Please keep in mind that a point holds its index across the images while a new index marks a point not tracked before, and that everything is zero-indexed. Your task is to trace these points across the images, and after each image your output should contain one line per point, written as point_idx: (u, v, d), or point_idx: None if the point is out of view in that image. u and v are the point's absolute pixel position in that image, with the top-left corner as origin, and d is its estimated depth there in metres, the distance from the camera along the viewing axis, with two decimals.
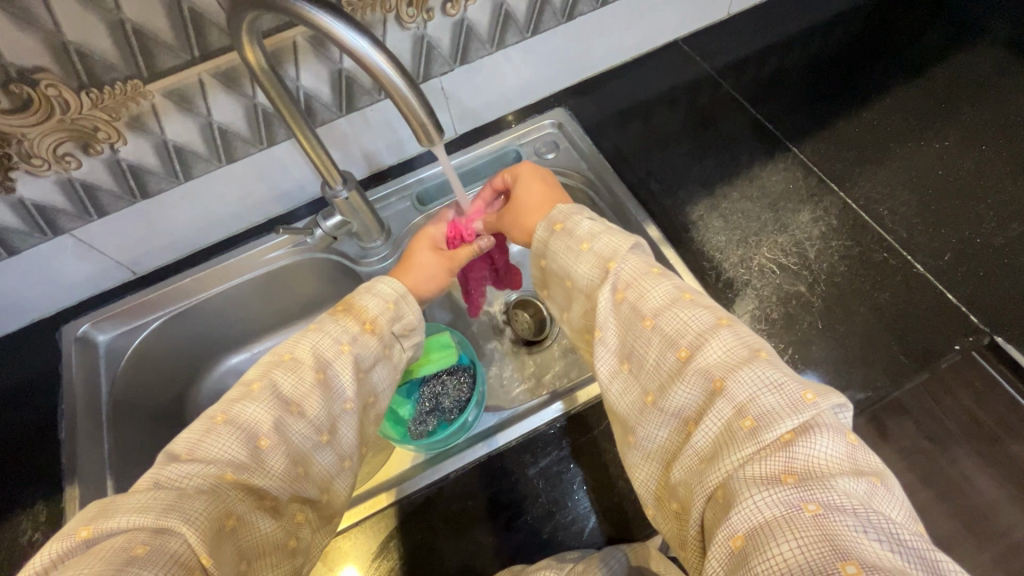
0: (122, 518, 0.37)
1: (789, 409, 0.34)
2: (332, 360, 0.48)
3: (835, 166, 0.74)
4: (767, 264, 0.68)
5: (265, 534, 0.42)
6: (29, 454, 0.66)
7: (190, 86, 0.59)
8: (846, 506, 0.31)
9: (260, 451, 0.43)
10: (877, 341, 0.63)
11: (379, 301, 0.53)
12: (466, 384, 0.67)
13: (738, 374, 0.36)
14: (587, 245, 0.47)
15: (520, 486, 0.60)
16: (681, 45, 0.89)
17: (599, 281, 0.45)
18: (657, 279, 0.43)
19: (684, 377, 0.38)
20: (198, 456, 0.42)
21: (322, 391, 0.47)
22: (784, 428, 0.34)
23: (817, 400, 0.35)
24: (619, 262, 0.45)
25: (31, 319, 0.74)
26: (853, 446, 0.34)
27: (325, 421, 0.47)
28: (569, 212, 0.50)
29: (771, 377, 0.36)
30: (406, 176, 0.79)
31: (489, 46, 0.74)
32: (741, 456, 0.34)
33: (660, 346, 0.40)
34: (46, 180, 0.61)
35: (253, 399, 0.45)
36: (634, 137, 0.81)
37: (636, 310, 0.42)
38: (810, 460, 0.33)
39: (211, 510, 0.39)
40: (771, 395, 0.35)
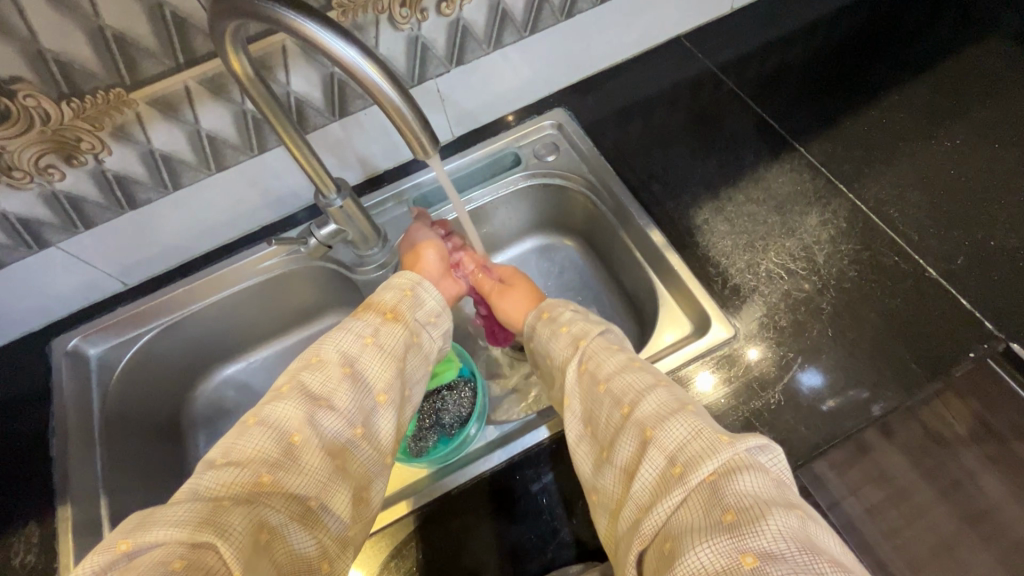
0: (159, 531, 0.36)
1: (710, 452, 0.38)
2: (358, 354, 0.50)
3: (843, 166, 0.72)
4: (775, 269, 0.66)
5: (300, 552, 0.40)
6: (19, 472, 0.64)
7: (176, 93, 0.57)
8: (774, 547, 0.33)
9: (292, 448, 0.43)
10: (889, 348, 0.60)
11: (395, 292, 0.56)
12: (467, 399, 0.67)
13: (666, 424, 0.41)
14: (565, 328, 0.53)
15: (521, 503, 0.58)
16: (682, 41, 0.87)
17: (569, 356, 0.51)
18: (614, 351, 0.49)
19: (626, 431, 0.43)
20: (234, 459, 0.42)
21: (351, 383, 0.48)
22: (708, 470, 0.38)
23: (734, 441, 0.39)
24: (588, 341, 0.51)
25: (20, 332, 0.72)
26: (777, 486, 0.37)
27: (358, 414, 0.47)
28: (556, 303, 0.57)
29: (694, 425, 0.40)
30: (402, 181, 0.77)
31: (486, 45, 0.71)
32: (673, 502, 0.37)
33: (609, 405, 0.45)
34: (29, 193, 0.59)
35: (284, 399, 0.46)
36: (636, 138, 0.79)
37: (593, 377, 0.48)
38: (737, 502, 0.36)
39: (246, 522, 0.38)
40: (694, 441, 0.39)
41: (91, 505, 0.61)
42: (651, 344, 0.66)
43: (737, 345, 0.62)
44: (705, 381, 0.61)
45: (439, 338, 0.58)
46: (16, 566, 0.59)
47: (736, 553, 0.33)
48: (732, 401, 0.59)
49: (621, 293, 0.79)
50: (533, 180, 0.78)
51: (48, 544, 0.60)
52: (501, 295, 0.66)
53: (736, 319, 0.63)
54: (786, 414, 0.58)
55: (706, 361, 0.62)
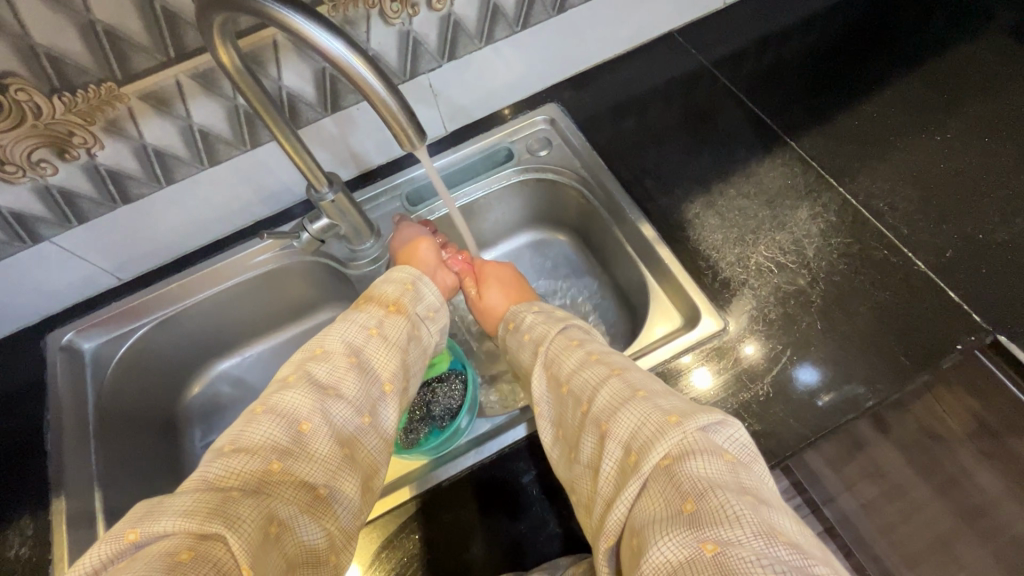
0: (168, 521, 0.36)
1: (660, 437, 0.39)
2: (363, 345, 0.51)
3: (834, 160, 0.73)
4: (765, 263, 0.66)
5: (312, 543, 0.41)
6: (14, 466, 0.65)
7: (168, 88, 0.57)
8: (726, 529, 0.34)
9: (302, 436, 0.44)
10: (877, 340, 0.61)
11: (397, 285, 0.58)
12: (458, 390, 0.67)
13: (619, 415, 0.42)
14: (528, 336, 0.56)
15: (513, 495, 0.58)
16: (676, 36, 0.87)
17: (534, 362, 0.53)
18: (573, 348, 0.51)
19: (587, 428, 0.45)
20: (243, 446, 0.42)
21: (358, 373, 0.49)
22: (660, 455, 0.39)
23: (682, 421, 0.40)
24: (547, 343, 0.53)
25: (15, 327, 0.73)
26: (728, 465, 0.38)
27: (365, 402, 0.49)
28: (517, 311, 0.59)
29: (645, 412, 0.41)
30: (396, 176, 0.77)
31: (478, 40, 0.71)
32: (632, 493, 0.39)
33: (571, 405, 0.47)
34: (22, 188, 0.59)
35: (293, 389, 0.46)
36: (629, 133, 0.79)
37: (556, 378, 0.50)
38: (688, 485, 0.36)
39: (255, 515, 0.38)
40: (646, 429, 0.40)
41: (86, 498, 0.61)
42: (643, 337, 0.66)
43: (727, 337, 0.63)
44: (701, 377, 0.61)
45: (438, 331, 0.59)
46: (10, 559, 0.59)
47: (696, 542, 0.34)
48: (722, 392, 0.60)
49: (614, 288, 0.79)
50: (526, 175, 0.78)
51: (42, 537, 0.60)
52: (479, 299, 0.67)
53: (727, 313, 0.64)
54: (775, 406, 0.59)
55: (697, 353, 0.62)
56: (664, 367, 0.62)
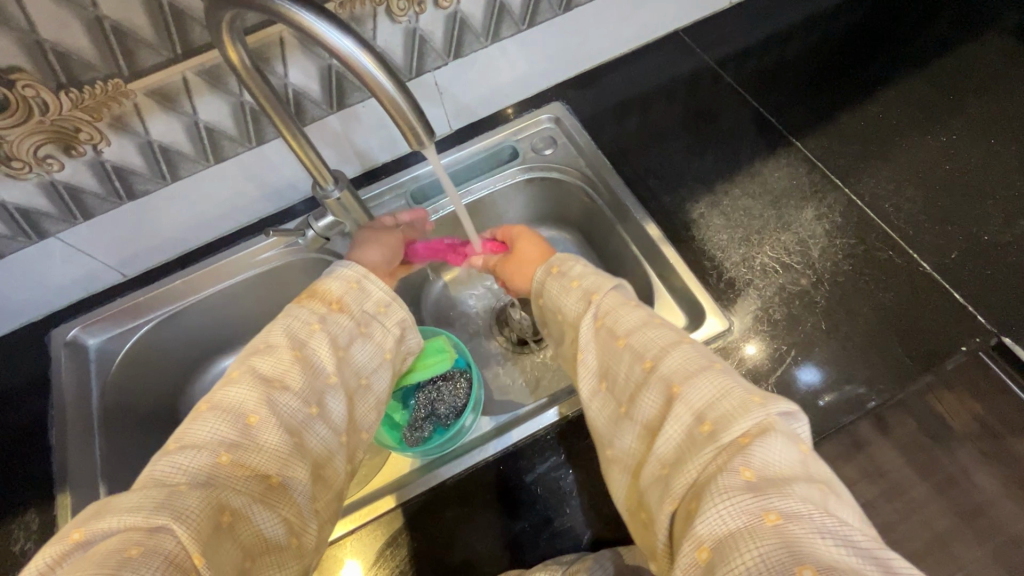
0: (115, 518, 0.36)
1: (743, 411, 0.37)
2: (308, 338, 0.50)
3: (839, 161, 0.73)
4: (770, 263, 0.66)
5: (265, 530, 0.42)
6: (19, 461, 0.65)
7: (174, 85, 0.57)
8: (801, 511, 0.33)
9: (249, 429, 0.44)
10: (882, 341, 0.61)
11: (341, 282, 0.55)
12: (463, 389, 0.65)
13: (694, 380, 0.40)
14: (578, 283, 0.51)
15: (518, 493, 0.58)
16: (681, 35, 0.87)
17: (583, 311, 0.49)
18: (632, 308, 0.47)
19: (649, 387, 0.42)
20: (188, 444, 0.42)
21: (302, 366, 0.48)
22: (740, 430, 0.37)
23: (767, 402, 0.38)
24: (601, 295, 0.49)
25: (20, 322, 0.73)
26: (805, 452, 0.36)
27: (311, 393, 0.47)
28: (564, 258, 0.54)
29: (725, 384, 0.39)
30: (400, 174, 0.78)
31: (484, 39, 0.71)
32: (701, 459, 0.37)
33: (629, 361, 0.44)
34: (28, 183, 0.59)
35: (235, 384, 0.46)
36: (633, 132, 0.79)
37: (611, 332, 0.46)
38: (764, 461, 0.35)
39: (205, 506, 0.39)
40: (724, 400, 0.38)
41: (91, 494, 0.62)
42: None
43: (731, 338, 0.63)
44: None
45: (395, 325, 0.56)
46: (16, 554, 0.60)
47: (759, 510, 0.33)
48: None
49: None
50: (531, 174, 0.78)
51: (47, 531, 0.60)
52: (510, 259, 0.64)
53: (732, 314, 0.64)
54: None
55: None
56: None
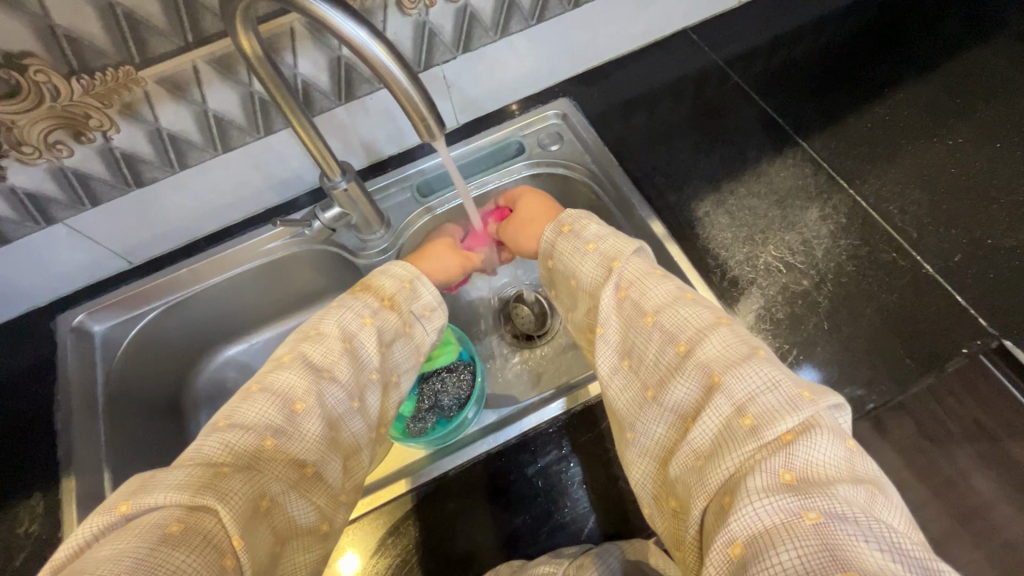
0: (159, 494, 0.37)
1: (790, 408, 0.38)
2: (356, 332, 0.51)
3: (845, 162, 0.73)
4: (773, 263, 0.67)
5: (298, 519, 0.42)
6: (25, 444, 0.65)
7: (184, 73, 0.57)
8: (846, 514, 0.33)
9: (296, 415, 0.44)
10: (883, 341, 0.61)
11: (395, 280, 0.56)
12: (466, 381, 0.66)
13: (737, 369, 0.41)
14: (593, 247, 0.54)
15: (517, 486, 0.59)
16: (689, 33, 0.87)
17: (603, 279, 0.52)
18: (659, 279, 0.49)
19: (684, 372, 0.43)
20: (237, 422, 0.43)
21: (349, 358, 0.49)
22: (784, 427, 0.37)
23: (816, 399, 0.38)
24: (622, 262, 0.51)
25: (27, 307, 0.73)
26: (850, 452, 0.37)
27: (356, 387, 0.49)
28: (577, 216, 0.58)
29: (770, 376, 0.40)
30: (407, 167, 0.78)
31: (492, 33, 0.71)
32: (741, 451, 0.37)
33: (661, 342, 0.45)
34: (37, 169, 0.59)
35: (287, 368, 0.47)
36: (640, 130, 0.80)
37: (638, 308, 0.48)
38: (808, 459, 0.36)
39: (246, 490, 0.39)
40: (769, 394, 0.39)
41: (96, 479, 0.62)
42: None
43: None
44: None
45: (434, 329, 0.57)
46: (21, 535, 0.60)
47: (799, 509, 0.33)
48: None
49: None
50: (537, 170, 0.78)
51: (53, 514, 0.61)
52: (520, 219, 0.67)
53: (734, 313, 0.64)
54: None
55: None
56: None
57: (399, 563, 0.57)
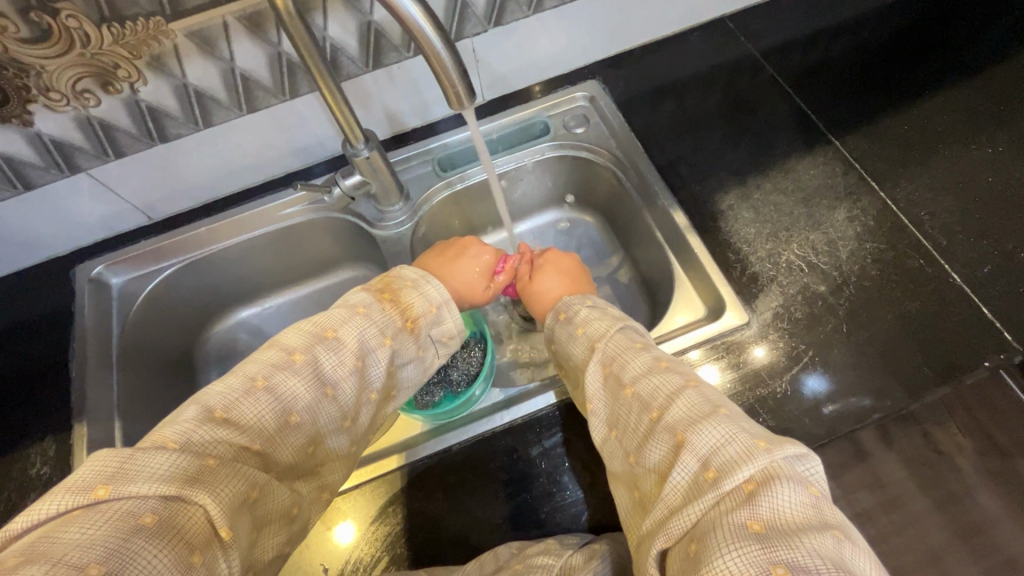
0: (142, 483, 0.36)
1: (747, 457, 0.38)
2: (373, 350, 0.51)
3: (878, 163, 0.70)
4: (796, 261, 0.65)
5: (279, 504, 0.44)
6: (40, 388, 0.67)
7: (214, 28, 0.57)
8: (809, 562, 0.32)
9: (287, 427, 0.45)
10: (900, 350, 0.59)
11: (424, 301, 0.56)
12: (476, 358, 0.67)
13: (699, 426, 0.41)
14: (581, 330, 0.54)
15: (521, 465, 0.59)
16: (727, 22, 0.85)
17: (588, 358, 0.52)
18: (638, 352, 0.49)
19: (655, 436, 0.43)
20: (233, 419, 0.43)
21: (358, 377, 0.49)
22: (744, 477, 0.37)
23: (772, 448, 0.38)
24: (604, 341, 0.51)
25: (47, 255, 0.74)
26: (815, 499, 0.36)
27: (352, 407, 0.49)
28: (570, 301, 0.57)
29: (729, 430, 0.40)
30: (430, 141, 0.77)
31: (527, 8, 0.70)
32: (706, 506, 0.37)
33: (637, 410, 0.45)
34: (64, 116, 0.59)
35: (289, 369, 0.46)
36: (668, 119, 0.78)
37: (618, 380, 0.48)
38: (771, 509, 0.35)
39: (236, 484, 0.40)
40: (729, 447, 0.39)
41: (107, 428, 0.63)
42: (663, 325, 0.65)
43: (747, 335, 0.61)
44: (709, 371, 0.60)
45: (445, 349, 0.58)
46: (32, 477, 0.61)
47: (763, 558, 0.33)
48: (739, 386, 0.59)
49: (636, 271, 0.78)
50: (560, 151, 0.77)
51: (63, 458, 0.62)
52: (537, 281, 0.65)
53: (751, 309, 0.62)
54: (790, 404, 0.57)
55: (713, 347, 0.61)
56: (684, 355, 0.61)
57: (396, 536, 0.57)
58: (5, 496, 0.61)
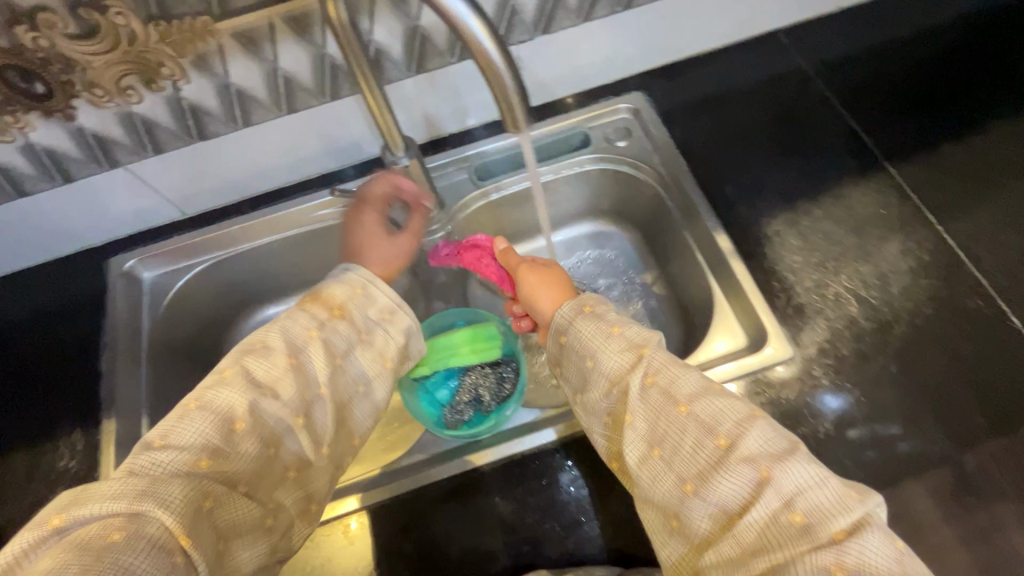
0: (94, 506, 0.38)
1: (839, 506, 0.37)
2: (305, 346, 0.50)
3: (936, 195, 0.67)
4: (844, 294, 0.62)
5: (242, 514, 0.44)
6: (70, 381, 0.67)
7: (260, 29, 0.56)
8: None
9: (234, 435, 0.44)
10: (952, 395, 0.57)
11: (346, 287, 0.55)
12: (508, 379, 0.64)
13: (783, 465, 0.39)
14: (618, 330, 0.49)
15: (549, 491, 0.57)
16: (781, 36, 0.82)
17: (629, 366, 0.46)
18: (685, 366, 0.46)
19: (729, 468, 0.40)
20: (171, 442, 0.43)
21: (295, 375, 0.48)
22: (836, 526, 0.37)
23: (861, 495, 0.38)
24: (650, 349, 0.47)
25: (80, 246, 0.74)
26: (900, 550, 0.36)
27: (301, 404, 0.48)
28: (598, 299, 0.52)
29: (817, 472, 0.39)
30: (466, 148, 0.75)
31: (576, 16, 0.69)
32: (794, 551, 0.37)
33: (698, 434, 0.42)
34: (107, 112, 0.59)
35: (225, 385, 0.46)
36: (714, 135, 0.75)
37: (669, 396, 0.44)
38: (864, 562, 0.35)
39: (184, 494, 0.41)
40: (817, 491, 0.38)
41: (134, 425, 0.63)
42: (701, 351, 0.63)
43: (791, 369, 0.59)
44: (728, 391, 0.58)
45: (389, 339, 0.54)
46: (60, 470, 0.62)
47: None
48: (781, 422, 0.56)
49: (670, 292, 0.76)
50: (601, 164, 0.75)
51: (90, 454, 0.62)
52: (536, 280, 0.59)
53: (796, 342, 0.60)
54: (832, 445, 0.55)
55: (755, 380, 0.59)
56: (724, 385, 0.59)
57: (416, 557, 0.55)
58: (33, 489, 0.61)
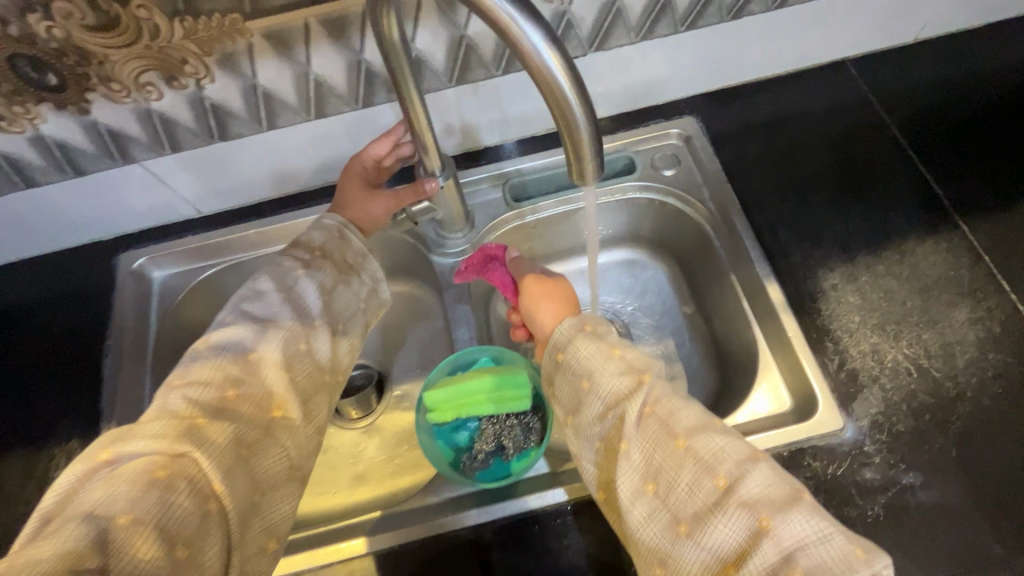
0: (139, 443, 0.38)
1: (844, 567, 0.33)
2: (297, 281, 0.52)
3: (1012, 259, 0.61)
4: (903, 362, 0.57)
5: (276, 459, 0.43)
6: (71, 383, 0.64)
7: (295, 29, 0.52)
8: None
9: (251, 363, 0.45)
10: (1018, 488, 0.51)
11: (324, 232, 0.57)
12: (533, 435, 0.58)
13: (786, 515, 0.35)
14: (618, 352, 0.46)
15: (569, 553, 0.52)
16: (849, 66, 0.76)
17: (629, 390, 0.43)
18: (686, 401, 0.43)
19: (726, 512, 0.37)
20: (191, 379, 0.44)
21: (290, 305, 0.50)
22: None
23: (870, 558, 0.34)
24: (651, 377, 0.44)
25: (90, 239, 0.70)
26: None
27: (302, 330, 0.49)
28: (599, 318, 0.50)
29: (821, 525, 0.35)
30: (504, 163, 0.70)
31: (634, 34, 0.64)
32: None
33: (696, 472, 0.39)
34: (124, 108, 0.55)
35: (230, 325, 0.48)
36: (771, 168, 0.70)
37: (667, 427, 0.41)
38: None
39: (225, 441, 0.40)
40: (821, 548, 0.34)
41: None
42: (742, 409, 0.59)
43: (840, 442, 0.54)
44: None
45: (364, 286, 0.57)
46: (53, 479, 0.58)
47: None
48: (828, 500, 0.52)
49: (707, 335, 0.71)
50: (644, 193, 0.71)
51: None
52: (538, 294, 0.55)
53: (848, 413, 0.55)
54: (884, 532, 0.50)
55: (800, 451, 0.54)
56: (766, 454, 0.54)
57: None
58: (23, 498, 0.57)
